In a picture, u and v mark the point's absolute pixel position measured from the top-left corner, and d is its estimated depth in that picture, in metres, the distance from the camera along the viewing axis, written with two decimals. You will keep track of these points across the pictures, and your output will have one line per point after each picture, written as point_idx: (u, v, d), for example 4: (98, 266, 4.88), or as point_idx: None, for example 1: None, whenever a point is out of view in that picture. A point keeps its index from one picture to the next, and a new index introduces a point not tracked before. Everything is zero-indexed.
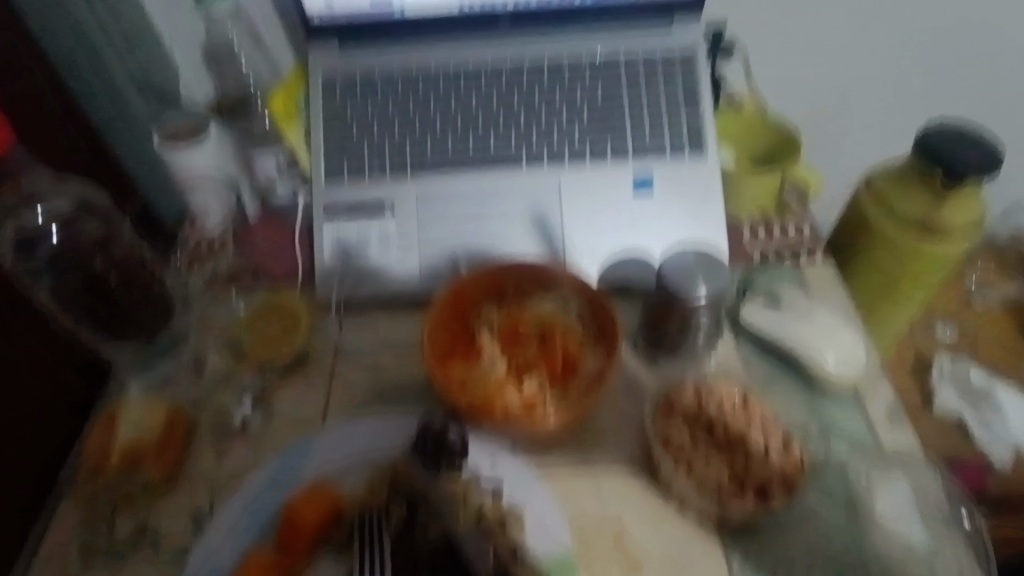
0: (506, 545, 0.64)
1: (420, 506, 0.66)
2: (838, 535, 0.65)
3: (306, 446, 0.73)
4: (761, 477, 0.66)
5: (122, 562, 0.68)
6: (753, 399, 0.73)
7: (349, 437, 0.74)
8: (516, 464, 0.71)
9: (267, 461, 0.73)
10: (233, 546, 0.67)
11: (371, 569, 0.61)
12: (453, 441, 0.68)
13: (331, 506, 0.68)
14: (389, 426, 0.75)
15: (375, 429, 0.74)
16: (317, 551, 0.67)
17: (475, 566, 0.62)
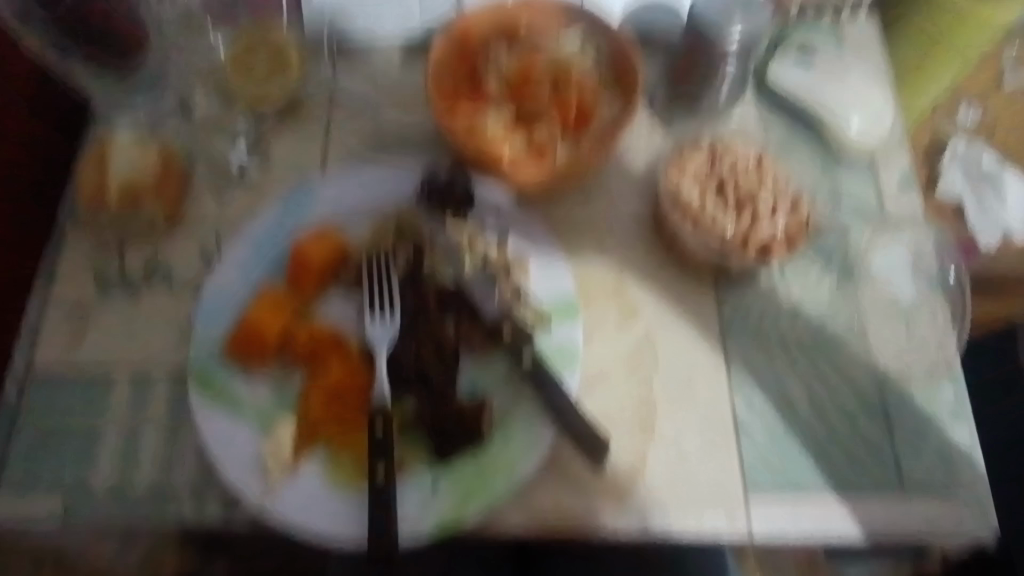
0: (509, 288, 0.66)
1: (424, 250, 0.68)
2: (827, 287, 0.70)
3: (307, 191, 0.72)
4: (766, 237, 0.67)
5: (138, 292, 0.70)
6: (769, 161, 0.71)
7: (352, 185, 0.73)
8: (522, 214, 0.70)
9: (270, 203, 0.72)
10: (243, 282, 0.68)
11: (379, 303, 0.65)
12: (463, 189, 0.70)
13: (338, 250, 0.68)
14: (391, 175, 0.73)
15: (379, 177, 0.73)
16: (327, 290, 0.68)
17: (479, 303, 0.65)
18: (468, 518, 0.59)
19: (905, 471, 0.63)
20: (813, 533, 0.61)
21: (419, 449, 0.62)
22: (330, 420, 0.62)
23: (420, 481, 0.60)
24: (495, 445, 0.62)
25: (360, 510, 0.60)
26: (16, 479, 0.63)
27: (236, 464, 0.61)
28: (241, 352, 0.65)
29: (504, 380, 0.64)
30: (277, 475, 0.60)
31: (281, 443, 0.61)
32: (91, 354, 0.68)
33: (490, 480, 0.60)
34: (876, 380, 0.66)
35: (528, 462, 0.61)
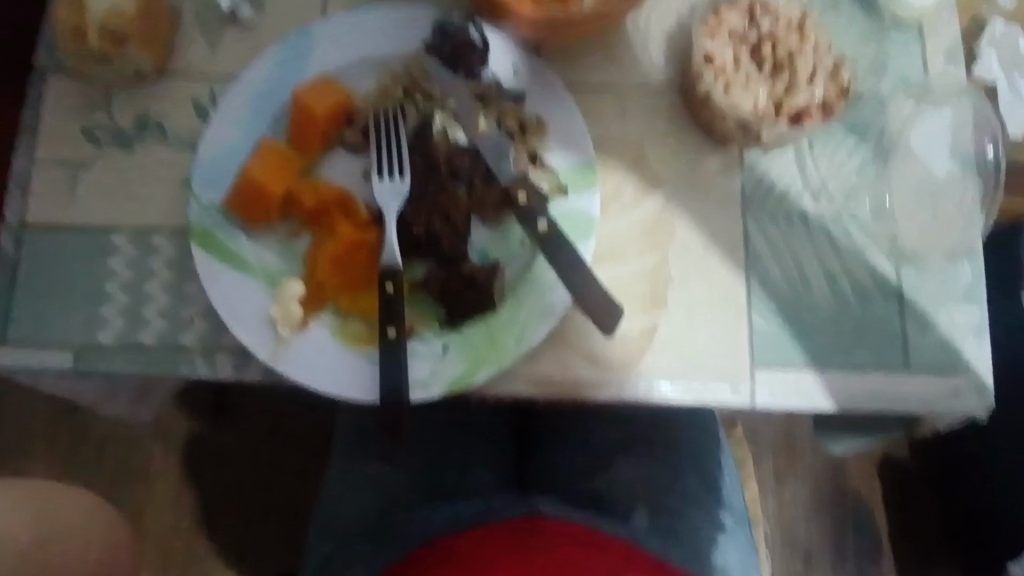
0: (523, 152, 0.63)
1: (433, 108, 0.64)
2: (857, 161, 0.66)
3: (307, 39, 0.66)
4: (801, 103, 0.62)
5: (131, 146, 0.66)
6: (813, 20, 0.65)
7: (355, 33, 0.66)
8: (539, 71, 0.65)
9: (267, 49, 0.66)
10: (242, 138, 0.64)
11: (387, 161, 0.62)
12: (472, 42, 0.64)
13: (341, 105, 0.64)
14: (398, 24, 0.66)
15: (385, 25, 0.66)
16: (331, 148, 0.65)
17: (492, 165, 0.62)
18: (476, 381, 0.59)
19: (910, 349, 0.63)
20: (814, 403, 0.62)
21: (429, 312, 0.62)
22: (338, 281, 0.61)
23: (429, 343, 0.60)
24: (506, 311, 0.61)
25: (371, 369, 0.59)
26: (25, 333, 0.62)
27: (244, 321, 0.60)
28: (242, 211, 0.62)
29: (518, 245, 0.63)
30: (286, 334, 0.59)
31: (289, 305, 0.60)
32: (89, 209, 0.65)
33: (500, 344, 0.60)
34: (893, 260, 0.64)
35: (539, 329, 0.60)
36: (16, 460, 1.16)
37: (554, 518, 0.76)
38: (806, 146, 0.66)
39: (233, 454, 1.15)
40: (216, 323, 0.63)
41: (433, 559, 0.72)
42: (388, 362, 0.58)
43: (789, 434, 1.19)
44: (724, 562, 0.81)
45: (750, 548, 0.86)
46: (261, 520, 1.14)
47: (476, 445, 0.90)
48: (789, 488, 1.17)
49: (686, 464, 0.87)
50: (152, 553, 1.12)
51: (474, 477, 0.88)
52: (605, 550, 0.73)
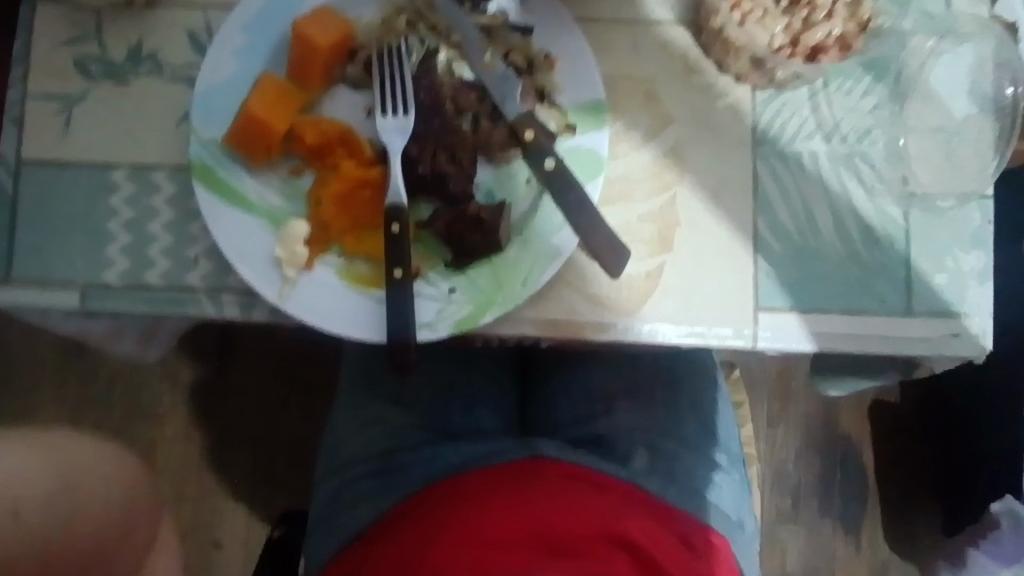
0: (530, 89, 0.62)
1: (439, 42, 0.62)
2: (872, 101, 0.65)
3: None
4: (818, 39, 0.60)
5: (126, 80, 0.64)
6: None
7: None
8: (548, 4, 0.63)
9: None
10: (241, 72, 0.62)
11: (391, 97, 0.60)
12: None
13: (342, 37, 0.62)
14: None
15: None
16: (333, 83, 0.63)
17: (499, 102, 0.61)
18: (482, 322, 0.60)
19: (913, 294, 0.63)
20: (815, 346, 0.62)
21: (434, 254, 0.62)
22: (343, 222, 0.61)
23: (435, 285, 0.60)
24: (512, 253, 0.61)
25: (378, 310, 0.60)
26: (29, 272, 0.62)
27: (249, 261, 0.60)
28: (244, 149, 0.61)
29: (524, 187, 0.62)
30: (292, 275, 0.59)
31: (294, 247, 0.60)
32: (86, 146, 0.64)
33: (506, 286, 0.60)
34: (902, 204, 0.64)
35: (546, 271, 0.60)
36: (26, 398, 1.18)
37: (556, 459, 0.79)
38: (821, 85, 0.65)
39: (240, 394, 1.17)
40: (221, 262, 0.62)
41: (440, 496, 0.75)
42: (394, 302, 0.59)
43: (784, 378, 1.21)
44: (719, 500, 0.84)
45: (743, 487, 0.89)
46: (269, 456, 1.17)
47: (479, 387, 0.92)
48: (781, 431, 1.21)
49: (685, 406, 0.89)
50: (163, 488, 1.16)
51: (477, 418, 0.90)
52: (604, 492, 0.76)
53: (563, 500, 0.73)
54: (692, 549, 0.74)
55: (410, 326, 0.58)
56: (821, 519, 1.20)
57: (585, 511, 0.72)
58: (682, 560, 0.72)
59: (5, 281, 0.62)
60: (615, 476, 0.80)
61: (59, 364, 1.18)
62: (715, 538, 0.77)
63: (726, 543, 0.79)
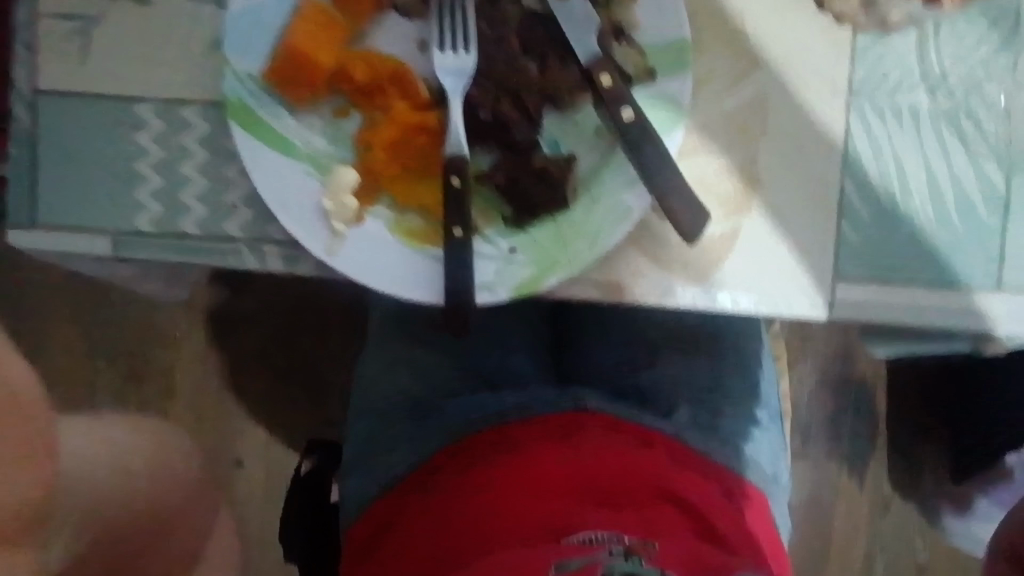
0: (605, 24, 0.55)
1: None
2: (984, 52, 0.58)
3: None
4: None
5: (149, 1, 0.57)
6: None
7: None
8: None
9: None
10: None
11: (448, 32, 0.54)
12: None
13: None
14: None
15: None
16: (383, 9, 0.55)
17: (570, 38, 0.54)
18: (545, 286, 0.55)
19: (1006, 265, 0.58)
20: (890, 315, 0.58)
21: (492, 209, 0.56)
22: (394, 171, 0.55)
23: (494, 243, 0.56)
24: (579, 211, 0.55)
25: (433, 268, 0.55)
26: (52, 216, 0.58)
27: (294, 211, 0.55)
28: (286, 84, 0.55)
29: (592, 135, 0.56)
30: (340, 229, 0.55)
31: (343, 197, 0.55)
32: (107, 75, 0.57)
33: (572, 247, 0.55)
34: (1005, 168, 0.58)
35: (614, 232, 0.55)
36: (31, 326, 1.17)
37: (599, 410, 0.77)
38: (930, 28, 0.57)
39: (257, 325, 1.15)
40: (263, 210, 0.57)
41: (482, 446, 0.74)
42: (452, 262, 0.54)
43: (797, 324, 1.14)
44: (758, 453, 0.82)
45: (780, 440, 0.87)
46: (292, 389, 1.15)
47: (515, 333, 0.89)
48: (796, 368, 1.15)
49: (726, 356, 0.86)
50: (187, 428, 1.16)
51: (515, 362, 0.87)
52: (650, 446, 0.74)
53: (608, 452, 0.71)
54: (732, 500, 0.72)
55: (468, 289, 0.55)
56: (830, 454, 1.18)
57: (628, 462, 0.70)
58: (726, 510, 0.70)
59: (30, 224, 0.58)
60: (658, 428, 0.77)
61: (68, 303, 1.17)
62: (754, 493, 0.75)
63: (765, 496, 0.77)
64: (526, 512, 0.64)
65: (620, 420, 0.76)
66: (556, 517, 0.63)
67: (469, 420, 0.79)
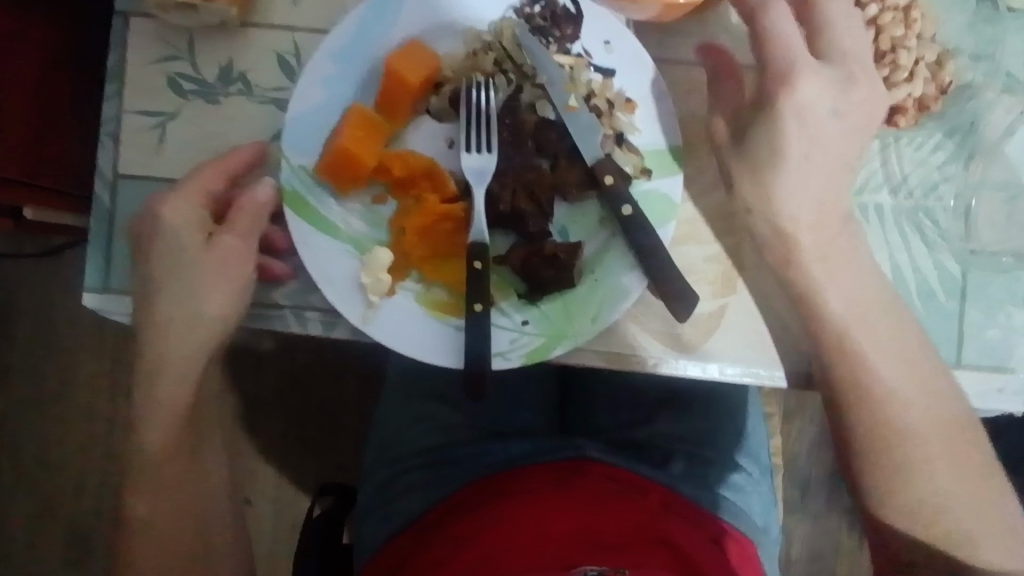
0: (608, 132, 0.64)
1: (525, 82, 0.66)
2: (941, 158, 0.66)
3: None
4: (900, 99, 0.62)
5: (217, 101, 0.67)
6: (918, 5, 0.64)
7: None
8: (634, 45, 0.64)
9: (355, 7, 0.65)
10: (331, 100, 0.64)
11: (472, 134, 0.63)
12: (567, 11, 0.65)
13: (431, 72, 0.64)
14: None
15: None
16: (417, 114, 0.66)
17: (577, 144, 0.63)
18: (553, 355, 0.62)
19: (965, 345, 0.65)
20: None
21: (508, 284, 0.65)
22: (422, 252, 0.64)
23: (510, 315, 0.63)
24: (583, 289, 0.63)
25: (455, 336, 0.63)
26: (121, 283, 0.66)
27: (334, 285, 0.62)
28: (334, 177, 0.64)
29: (596, 224, 0.65)
30: (375, 301, 0.62)
31: (378, 274, 0.62)
32: (177, 162, 0.67)
33: (576, 322, 0.63)
34: (960, 261, 0.66)
35: (614, 308, 0.63)
36: (68, 362, 1.28)
37: (599, 460, 0.83)
38: (893, 138, 0.65)
39: (278, 370, 1.22)
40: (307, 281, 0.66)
41: (491, 491, 0.80)
42: (474, 329, 0.62)
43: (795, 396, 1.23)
44: (748, 506, 0.88)
45: (769, 496, 0.93)
46: (311, 433, 1.22)
47: (523, 387, 0.96)
48: (797, 425, 1.23)
49: (721, 413, 0.93)
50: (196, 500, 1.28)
51: (520, 416, 0.94)
52: (644, 494, 0.80)
53: (605, 499, 0.77)
54: (719, 546, 0.78)
55: (485, 356, 0.61)
56: (831, 511, 1.25)
57: (628, 509, 0.76)
58: (717, 560, 0.75)
59: (103, 289, 0.66)
60: (653, 479, 0.83)
61: (103, 343, 1.27)
62: (742, 541, 0.81)
63: (752, 544, 0.83)
64: (530, 549, 0.70)
65: (620, 470, 0.82)
66: (554, 554, 0.70)
67: (478, 467, 0.86)
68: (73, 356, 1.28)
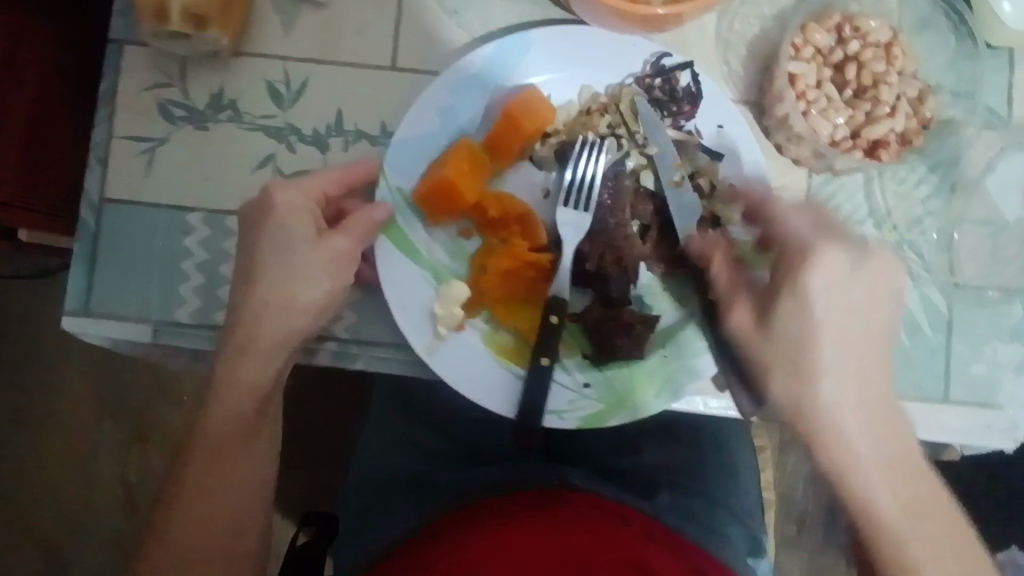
0: (705, 214, 0.65)
1: (633, 148, 0.65)
2: (922, 194, 0.66)
3: (524, 40, 0.64)
4: (880, 134, 0.62)
5: (207, 127, 0.67)
6: (901, 42, 0.64)
7: (574, 48, 0.65)
8: (746, 134, 0.64)
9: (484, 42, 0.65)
10: (439, 130, 0.64)
11: (574, 193, 0.63)
12: (683, 88, 0.65)
13: (543, 125, 0.64)
14: (611, 45, 0.65)
15: (603, 49, 0.65)
16: (520, 158, 0.65)
17: (674, 220, 0.64)
18: (609, 423, 0.62)
19: (951, 380, 0.65)
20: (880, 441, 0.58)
21: (576, 342, 0.64)
22: (500, 293, 0.63)
23: (572, 374, 0.63)
24: (651, 363, 0.63)
25: (515, 384, 0.63)
26: (104, 306, 0.65)
27: (408, 311, 0.62)
28: (429, 205, 0.63)
29: (676, 301, 0.65)
30: (443, 333, 0.62)
31: (452, 307, 0.62)
32: (164, 188, 0.67)
33: (638, 394, 0.63)
34: (945, 294, 0.66)
35: (680, 391, 0.62)
36: (55, 387, 1.27)
37: (582, 489, 0.81)
38: (876, 172, 0.66)
39: None
40: None
41: (467, 517, 0.77)
42: (533, 386, 0.62)
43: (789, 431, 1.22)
44: (732, 536, 0.87)
45: (759, 530, 0.91)
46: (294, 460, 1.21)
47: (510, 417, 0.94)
48: (791, 458, 1.22)
49: (710, 446, 0.91)
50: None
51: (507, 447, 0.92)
52: (630, 522, 0.76)
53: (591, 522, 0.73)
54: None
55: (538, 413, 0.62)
56: (826, 549, 1.23)
57: (610, 534, 0.72)
58: None
59: (83, 312, 0.65)
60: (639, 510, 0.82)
61: (89, 367, 1.26)
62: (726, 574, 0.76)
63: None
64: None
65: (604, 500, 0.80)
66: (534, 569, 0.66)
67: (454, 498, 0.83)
68: (58, 377, 1.27)
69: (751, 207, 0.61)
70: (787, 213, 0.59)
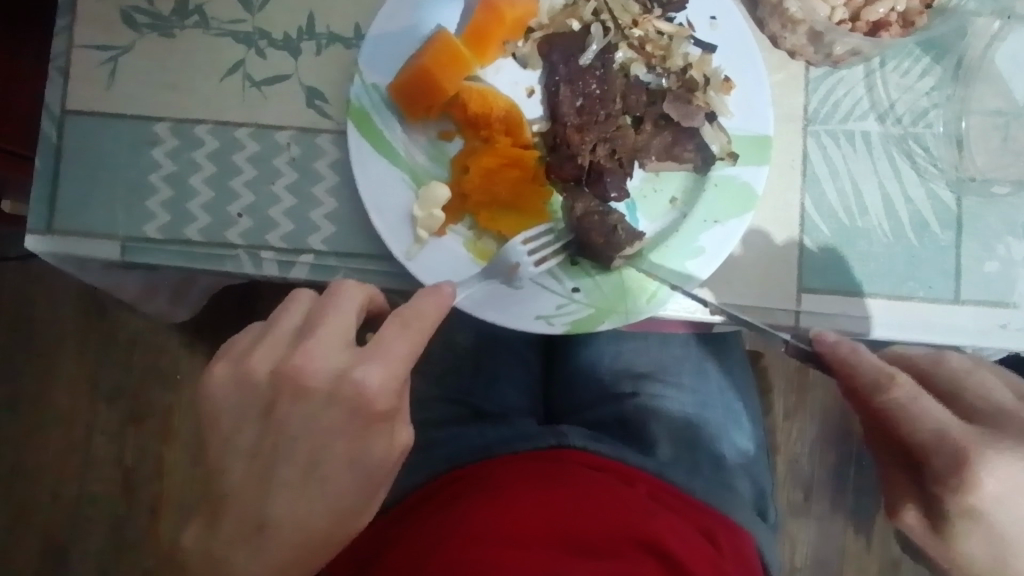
0: (701, 105, 0.60)
1: (620, 39, 0.62)
2: (929, 84, 0.63)
3: None
4: (880, 14, 0.59)
5: (172, 33, 0.64)
6: None
7: None
8: (741, 23, 0.61)
9: None
10: (417, 25, 0.61)
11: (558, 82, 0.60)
12: None
13: (525, 16, 0.61)
14: None
15: None
16: (502, 55, 0.62)
17: (667, 108, 0.60)
18: (600, 329, 0.58)
19: (962, 282, 0.61)
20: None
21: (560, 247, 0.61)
22: (481, 196, 0.60)
23: (561, 281, 0.60)
24: (644, 268, 0.59)
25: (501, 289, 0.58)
26: (68, 223, 0.62)
27: (385, 214, 0.59)
28: (406, 101, 0.60)
29: (667, 204, 0.62)
30: (423, 237, 0.59)
31: (432, 209, 0.59)
32: (130, 98, 0.64)
33: (630, 298, 0.58)
34: (955, 189, 0.62)
35: (673, 294, 0.58)
36: (36, 360, 1.22)
37: (582, 450, 0.72)
38: (877, 64, 0.63)
39: None
40: (298, 227, 0.62)
41: (456, 486, 0.67)
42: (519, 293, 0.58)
43: (793, 388, 1.19)
44: (737, 484, 0.82)
45: (765, 477, 0.87)
46: None
47: (505, 362, 0.88)
48: (798, 424, 1.19)
49: (713, 387, 0.88)
50: (173, 504, 1.20)
51: (502, 393, 0.86)
52: (632, 485, 0.68)
53: (591, 489, 0.65)
54: (716, 546, 0.66)
55: (528, 318, 0.58)
56: (835, 513, 1.19)
57: (614, 500, 0.64)
58: (713, 560, 0.64)
59: (47, 230, 0.62)
60: (641, 468, 0.73)
61: (72, 336, 1.22)
62: (738, 538, 0.70)
63: (746, 537, 0.72)
64: None
65: (603, 459, 0.71)
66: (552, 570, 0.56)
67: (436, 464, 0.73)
68: (42, 356, 1.22)
69: (864, 382, 0.48)
70: (915, 404, 0.46)
